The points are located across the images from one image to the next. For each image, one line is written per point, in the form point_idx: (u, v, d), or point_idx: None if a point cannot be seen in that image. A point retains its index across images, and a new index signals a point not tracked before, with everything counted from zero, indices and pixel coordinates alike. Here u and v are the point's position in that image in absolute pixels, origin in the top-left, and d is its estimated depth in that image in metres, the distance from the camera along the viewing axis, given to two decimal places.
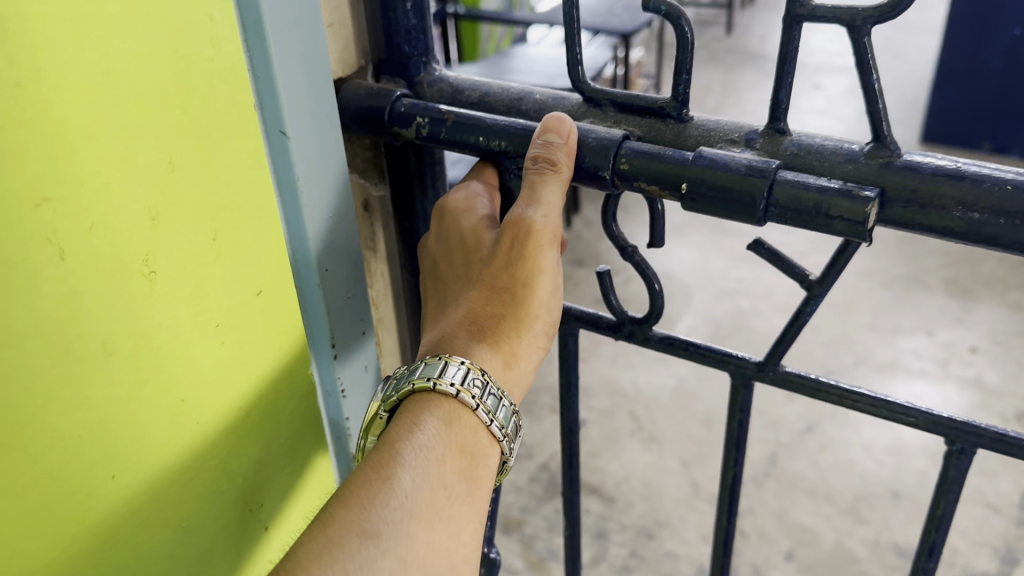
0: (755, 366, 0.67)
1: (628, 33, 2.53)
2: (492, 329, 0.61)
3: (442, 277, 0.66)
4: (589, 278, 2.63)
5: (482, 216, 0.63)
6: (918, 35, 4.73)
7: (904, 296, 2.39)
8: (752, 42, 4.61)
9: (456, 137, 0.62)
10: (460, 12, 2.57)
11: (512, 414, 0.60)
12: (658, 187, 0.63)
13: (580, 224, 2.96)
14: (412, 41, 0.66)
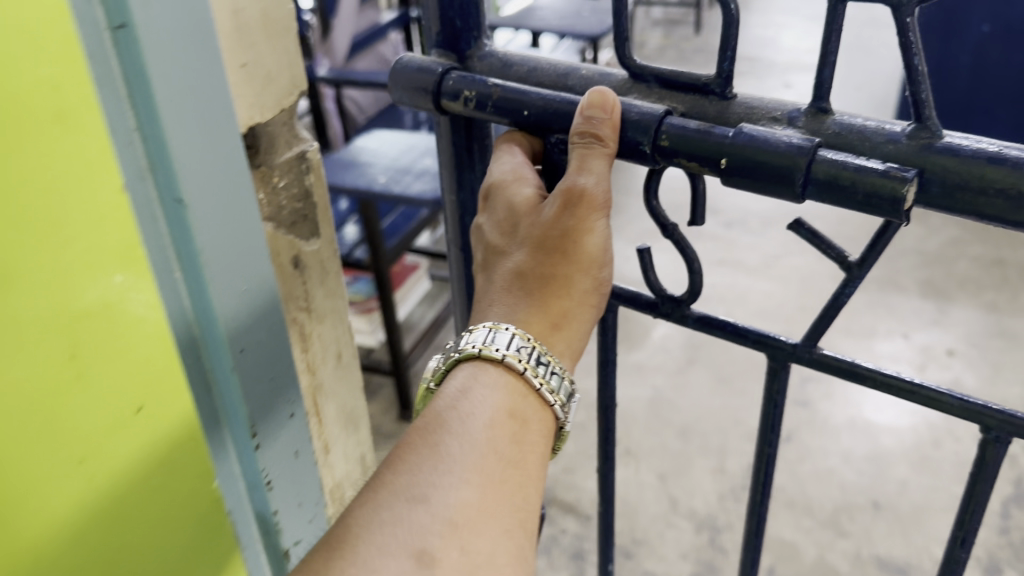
0: (795, 346, 0.66)
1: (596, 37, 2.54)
2: (539, 294, 0.60)
3: (489, 253, 0.64)
4: None
5: (532, 188, 0.62)
6: (884, 31, 4.82)
7: (878, 301, 2.43)
8: (724, 35, 4.66)
9: (503, 110, 0.61)
10: None
11: (563, 381, 0.59)
12: (695, 163, 0.58)
13: None
14: (464, 15, 0.64)
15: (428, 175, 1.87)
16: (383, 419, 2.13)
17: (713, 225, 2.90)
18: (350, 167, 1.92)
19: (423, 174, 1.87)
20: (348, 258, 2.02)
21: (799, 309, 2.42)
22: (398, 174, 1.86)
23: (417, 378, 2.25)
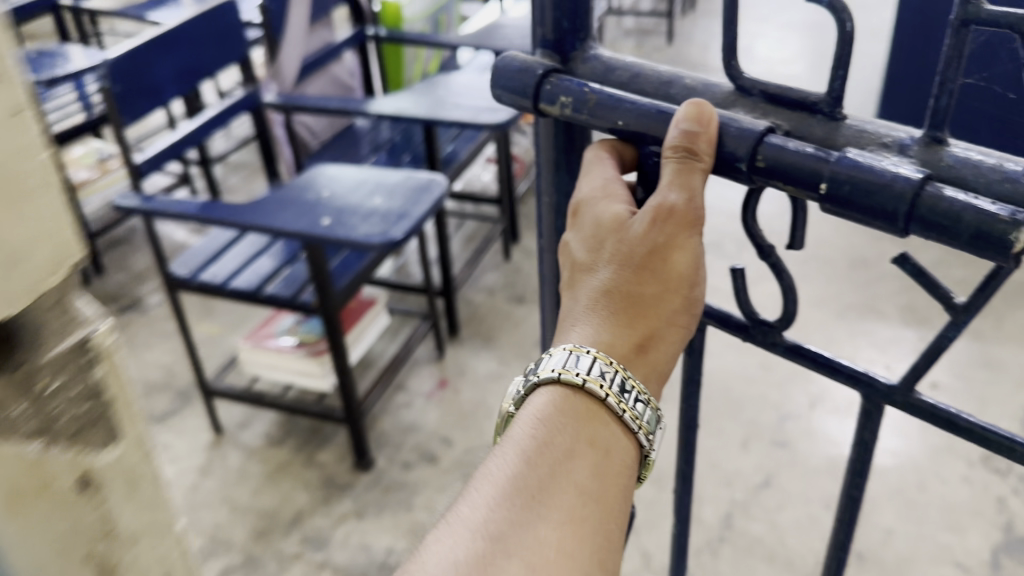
0: (887, 389, 0.59)
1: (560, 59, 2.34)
2: (623, 314, 0.57)
3: (573, 272, 0.61)
4: (529, 318, 2.54)
5: (624, 206, 0.60)
6: None
7: (855, 335, 2.40)
8: (700, 27, 4.54)
9: (595, 117, 0.58)
10: (382, 34, 2.51)
11: (648, 408, 0.56)
12: (795, 188, 0.50)
13: (520, 256, 2.86)
14: (569, 16, 0.61)
15: (377, 212, 1.55)
16: (338, 468, 2.00)
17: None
18: (284, 201, 1.59)
19: (371, 211, 1.55)
20: (289, 299, 1.72)
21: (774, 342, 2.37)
22: (342, 211, 1.55)
23: (376, 421, 2.13)
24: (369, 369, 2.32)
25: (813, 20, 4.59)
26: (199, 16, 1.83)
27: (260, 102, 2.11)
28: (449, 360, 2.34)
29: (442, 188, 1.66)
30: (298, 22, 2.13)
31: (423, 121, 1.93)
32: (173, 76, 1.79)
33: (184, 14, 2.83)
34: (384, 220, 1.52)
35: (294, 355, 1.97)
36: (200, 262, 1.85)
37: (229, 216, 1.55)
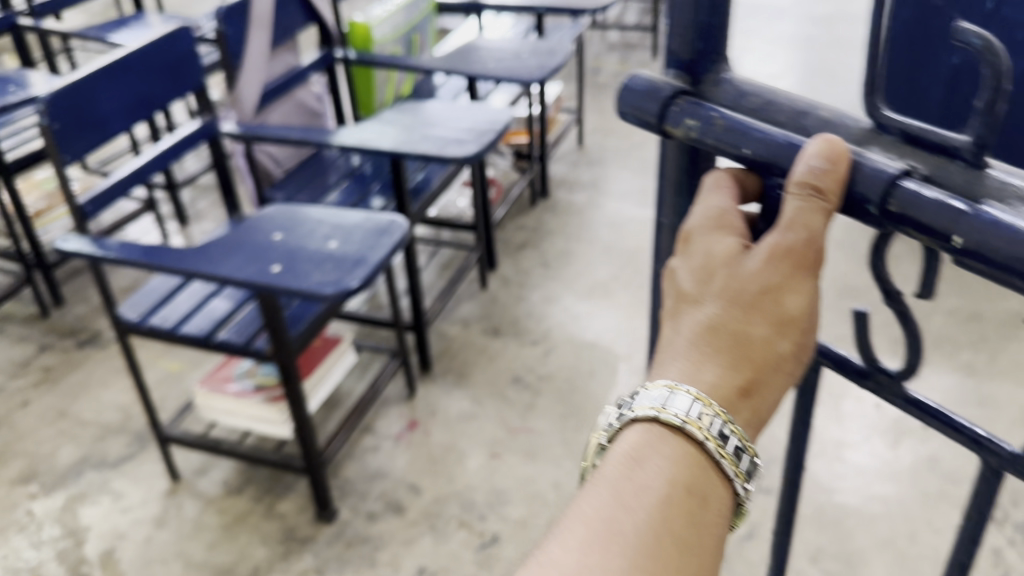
0: (1012, 459, 0.51)
1: (532, 83, 2.19)
2: (727, 355, 0.51)
3: (676, 299, 0.54)
4: (504, 352, 2.42)
5: (738, 235, 0.52)
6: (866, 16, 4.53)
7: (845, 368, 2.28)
8: (687, 39, 4.43)
9: (717, 141, 0.51)
10: (352, 58, 2.38)
11: (751, 458, 0.50)
12: (928, 242, 0.42)
13: (496, 283, 2.74)
14: (701, 29, 0.53)
15: (332, 258, 1.45)
16: (298, 520, 1.89)
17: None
18: (233, 246, 1.50)
19: (325, 257, 1.45)
20: (241, 346, 1.63)
21: None
22: (295, 256, 1.46)
23: (341, 467, 2.02)
24: (335, 410, 2.21)
25: (805, 29, 4.48)
26: (147, 47, 1.75)
27: (217, 132, 2.01)
28: (420, 400, 2.22)
29: (404, 229, 1.56)
30: (258, 48, 2.05)
31: (387, 153, 1.84)
32: (119, 110, 1.71)
33: (153, 33, 2.72)
34: (339, 267, 1.43)
35: (253, 401, 1.87)
36: (151, 304, 1.75)
37: (174, 263, 1.47)
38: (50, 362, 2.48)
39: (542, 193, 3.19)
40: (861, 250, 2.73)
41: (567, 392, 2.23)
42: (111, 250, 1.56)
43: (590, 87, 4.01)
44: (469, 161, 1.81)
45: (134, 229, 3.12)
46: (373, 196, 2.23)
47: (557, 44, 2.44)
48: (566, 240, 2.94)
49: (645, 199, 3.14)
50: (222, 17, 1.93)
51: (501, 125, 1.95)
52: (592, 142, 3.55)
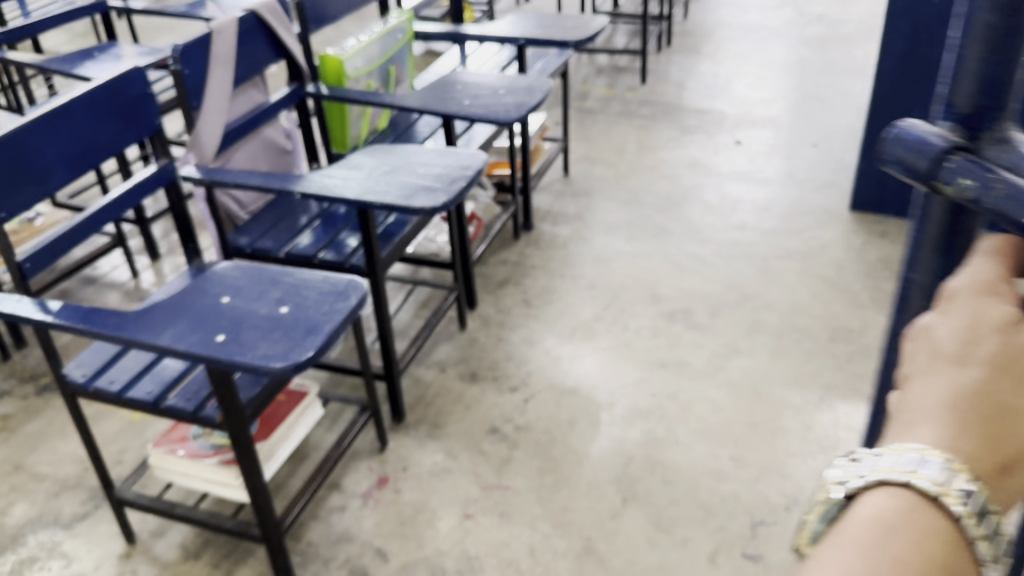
0: None
1: (504, 123, 2.12)
2: (989, 424, 0.52)
3: (927, 362, 0.55)
4: (480, 399, 2.31)
5: (1012, 303, 0.53)
6: (858, 40, 4.45)
7: (837, 418, 2.17)
8: (677, 63, 4.35)
9: (1001, 207, 0.55)
10: (322, 93, 2.28)
11: (999, 539, 0.49)
12: None
13: (476, 322, 2.64)
14: (990, 99, 0.58)
15: (282, 325, 1.37)
16: None
17: (652, 316, 2.58)
18: (177, 310, 1.42)
19: (276, 323, 1.38)
20: (191, 414, 1.57)
21: (751, 428, 2.13)
22: (243, 323, 1.38)
23: (304, 530, 1.92)
24: (302, 463, 2.10)
25: (797, 51, 4.39)
26: (86, 94, 1.69)
27: (175, 177, 1.91)
28: (391, 454, 2.13)
29: (362, 290, 1.47)
30: (218, 88, 1.96)
31: (352, 203, 1.74)
32: (60, 161, 1.66)
33: (120, 66, 2.62)
34: (288, 336, 1.35)
35: (207, 464, 1.80)
36: (98, 365, 1.67)
37: (112, 330, 1.39)
38: (7, 410, 2.35)
39: (525, 225, 3.08)
40: (853, 290, 2.63)
41: (545, 445, 2.12)
42: (48, 313, 1.46)
43: (577, 114, 3.92)
44: (437, 212, 1.72)
45: (103, 263, 3.01)
46: (344, 237, 2.12)
47: (537, 79, 2.35)
48: (548, 276, 2.84)
49: (631, 231, 3.03)
50: (179, 57, 1.84)
51: (474, 170, 1.85)
52: (578, 172, 3.45)
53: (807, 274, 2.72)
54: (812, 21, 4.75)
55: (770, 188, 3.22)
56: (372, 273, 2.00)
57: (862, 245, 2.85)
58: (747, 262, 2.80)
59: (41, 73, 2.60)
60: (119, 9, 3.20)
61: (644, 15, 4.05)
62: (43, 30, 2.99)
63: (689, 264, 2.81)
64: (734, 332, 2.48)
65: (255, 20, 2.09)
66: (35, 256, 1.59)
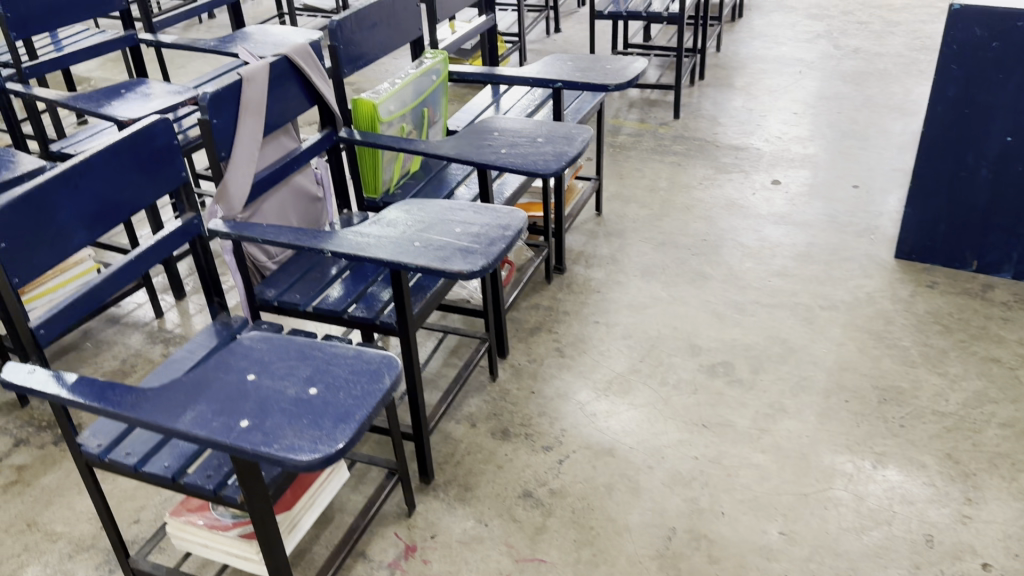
0: None
1: (542, 175, 2.05)
2: None
3: None
4: (512, 457, 2.20)
5: None
6: (896, 74, 4.34)
7: (890, 489, 2.05)
8: (710, 97, 4.25)
9: None
10: (355, 139, 2.21)
11: None
12: None
13: (507, 371, 2.53)
14: None
15: (311, 409, 1.29)
16: None
17: (692, 369, 2.46)
18: (199, 390, 1.35)
19: (304, 407, 1.30)
20: (212, 493, 1.49)
21: (800, 499, 2.02)
22: (269, 407, 1.30)
23: None
24: (326, 527, 2.00)
25: (833, 85, 4.29)
26: (107, 149, 1.61)
27: (201, 230, 1.83)
28: (419, 518, 2.03)
29: (396, 368, 1.38)
30: (248, 138, 1.87)
31: (386, 263, 1.65)
32: (79, 220, 1.58)
33: (148, 104, 2.56)
34: (317, 422, 1.26)
35: (228, 536, 1.71)
36: (114, 433, 1.60)
37: (130, 410, 1.32)
38: (22, 461, 2.27)
39: (557, 267, 2.97)
40: (903, 346, 2.51)
41: (581, 513, 2.01)
42: (63, 386, 1.40)
43: (609, 150, 3.83)
44: (475, 275, 1.63)
45: (125, 302, 2.93)
46: (374, 291, 2.03)
47: (575, 127, 2.28)
48: (582, 322, 2.72)
49: (668, 275, 2.92)
50: (207, 107, 1.75)
51: (513, 230, 1.77)
52: (611, 211, 3.35)
53: (854, 327, 2.60)
54: (848, 54, 4.65)
55: (811, 232, 3.11)
56: (404, 331, 1.91)
57: (910, 296, 2.73)
58: (791, 312, 2.68)
59: (70, 112, 2.56)
60: (150, 43, 3.17)
61: (678, 48, 3.96)
62: (73, 64, 2.95)
63: (730, 312, 2.70)
64: (779, 390, 2.36)
65: (286, 65, 2.01)
66: (50, 320, 1.53)
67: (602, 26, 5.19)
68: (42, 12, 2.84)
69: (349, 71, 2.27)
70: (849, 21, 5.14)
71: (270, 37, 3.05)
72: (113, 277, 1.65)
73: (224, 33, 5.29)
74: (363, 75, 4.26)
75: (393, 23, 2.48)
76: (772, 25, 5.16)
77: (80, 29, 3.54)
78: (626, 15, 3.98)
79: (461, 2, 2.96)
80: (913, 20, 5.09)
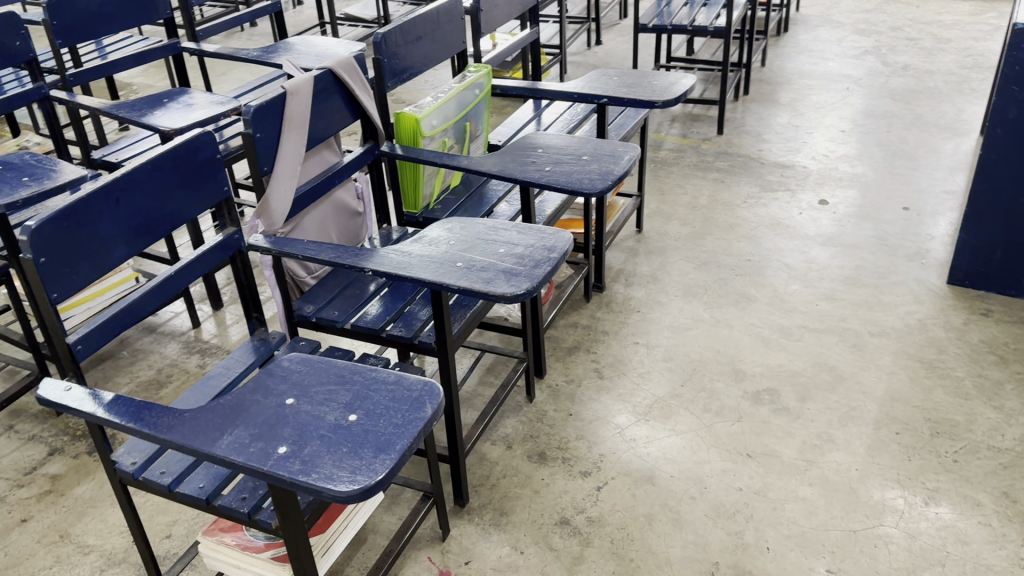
0: None
1: (586, 194, 2.00)
2: None
3: None
4: (550, 482, 2.14)
5: None
6: (948, 93, 4.24)
7: (943, 528, 1.96)
8: (754, 112, 4.18)
9: None
10: (397, 153, 2.18)
11: None
12: None
13: (545, 392, 2.47)
14: None
15: (350, 438, 1.25)
16: None
17: (736, 396, 2.39)
18: (237, 414, 1.32)
19: (343, 435, 1.25)
20: (246, 517, 1.46)
21: (849, 536, 1.94)
22: (307, 434, 1.26)
23: None
24: (359, 548, 1.96)
25: (882, 103, 4.20)
26: (150, 162, 1.59)
27: (241, 245, 1.81)
28: (453, 543, 1.98)
29: (438, 396, 1.34)
30: (291, 152, 1.85)
31: (428, 284, 1.61)
32: (120, 234, 1.56)
33: (189, 114, 2.55)
34: (356, 451, 1.22)
35: (260, 558, 1.67)
36: (149, 451, 1.57)
37: (166, 433, 1.29)
38: (57, 471, 2.26)
39: (596, 284, 2.91)
40: (956, 377, 2.41)
41: (620, 543, 1.95)
42: (100, 405, 1.37)
43: (650, 165, 3.77)
44: (519, 298, 1.59)
45: (162, 310, 2.92)
46: (413, 310, 1.99)
47: (620, 145, 2.23)
48: (621, 343, 2.65)
49: (710, 297, 2.85)
50: (251, 120, 1.73)
51: (559, 252, 1.73)
52: (652, 228, 3.28)
53: (905, 355, 2.51)
54: (897, 71, 4.55)
55: (859, 255, 3.02)
56: (443, 351, 1.87)
57: (963, 324, 2.63)
58: (840, 338, 2.60)
59: (112, 119, 2.55)
60: (192, 51, 3.16)
61: (723, 63, 3.89)
62: (116, 71, 2.96)
63: (776, 337, 2.62)
64: (827, 420, 2.29)
65: (331, 78, 1.99)
66: (88, 336, 1.50)
67: (644, 39, 5.14)
68: (87, 19, 2.84)
69: (392, 84, 2.24)
70: (898, 37, 5.04)
71: (313, 48, 3.04)
72: (151, 291, 1.62)
73: (264, 42, 5.33)
74: (404, 87, 4.25)
75: (437, 36, 2.45)
76: (818, 40, 5.07)
77: (124, 37, 3.56)
78: (670, 28, 3.91)
79: (506, 14, 2.92)
80: (965, 37, 4.98)
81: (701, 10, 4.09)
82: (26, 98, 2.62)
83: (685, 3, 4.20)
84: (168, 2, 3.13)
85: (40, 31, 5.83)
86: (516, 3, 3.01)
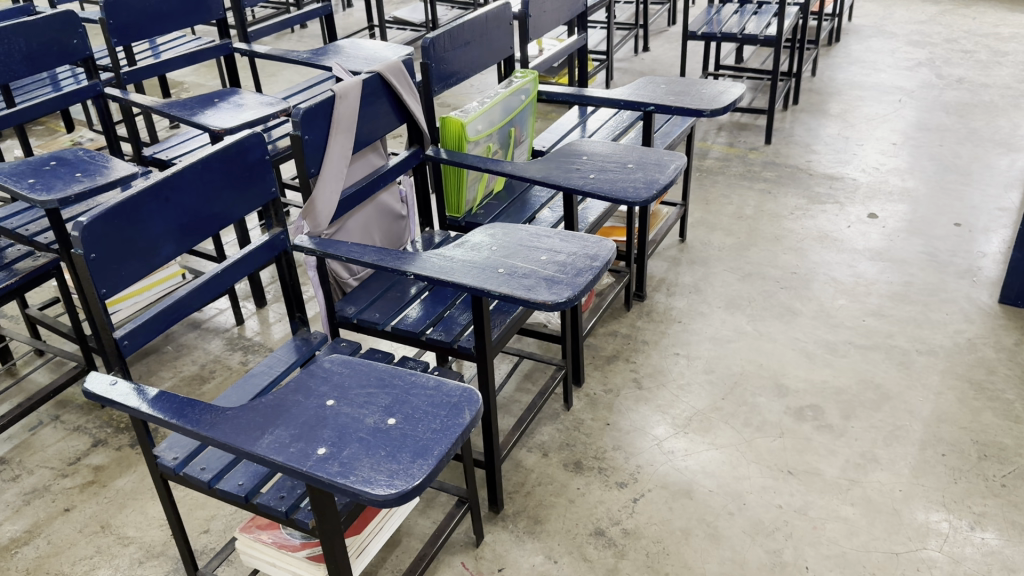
0: None
1: (630, 202, 1.99)
2: None
3: None
4: (585, 492, 2.12)
5: None
6: (1005, 108, 4.14)
7: (990, 554, 1.90)
8: (803, 123, 4.12)
9: None
10: (443, 158, 2.18)
11: None
12: None
13: (583, 400, 2.44)
14: None
15: (389, 442, 1.25)
16: None
17: (778, 411, 2.35)
18: (278, 414, 1.33)
19: (382, 438, 1.26)
20: (283, 515, 1.47)
21: (890, 558, 1.90)
22: (347, 436, 1.27)
23: None
24: (393, 550, 1.97)
25: (935, 116, 4.11)
26: (200, 162, 1.61)
27: (287, 245, 1.82)
28: (487, 549, 1.98)
29: (478, 401, 1.33)
30: (338, 155, 1.86)
31: (469, 289, 1.61)
32: (169, 232, 1.58)
33: (239, 115, 2.58)
34: (395, 455, 1.22)
35: (296, 557, 1.68)
36: (189, 447, 1.59)
37: (208, 430, 1.30)
38: (99, 462, 2.30)
39: (637, 293, 2.89)
40: (1006, 400, 2.35)
41: (656, 556, 1.93)
42: (144, 400, 1.39)
43: (695, 174, 3.73)
44: (560, 307, 1.58)
45: (207, 307, 2.96)
46: (453, 314, 1.99)
47: (666, 153, 2.21)
48: (662, 353, 2.63)
49: (754, 309, 2.81)
50: (300, 122, 1.74)
51: (601, 260, 1.72)
52: (696, 238, 3.25)
53: (953, 375, 2.45)
54: (951, 84, 4.46)
55: (908, 271, 2.96)
56: (482, 356, 1.86)
57: (1015, 345, 2.56)
58: (886, 356, 2.55)
59: (163, 118, 2.59)
60: (243, 52, 3.20)
61: (773, 72, 3.83)
62: (169, 69, 3.00)
63: (821, 353, 2.58)
64: (872, 439, 2.24)
65: (379, 81, 2.00)
66: (135, 332, 1.52)
67: (693, 47, 5.11)
68: (142, 18, 2.89)
69: (439, 88, 2.25)
70: (954, 49, 4.94)
71: (360, 50, 3.08)
72: (199, 289, 1.64)
73: (314, 43, 5.40)
74: (451, 92, 4.27)
75: (485, 41, 2.46)
76: (871, 51, 4.99)
77: (178, 37, 3.61)
78: (720, 36, 3.87)
79: (554, 20, 2.92)
80: (1022, 50, 4.86)
81: (751, 19, 4.04)
82: (83, 95, 2.67)
83: (736, 12, 4.15)
84: (222, 3, 3.17)
85: (99, 31, 5.98)
86: (565, 9, 3.00)
